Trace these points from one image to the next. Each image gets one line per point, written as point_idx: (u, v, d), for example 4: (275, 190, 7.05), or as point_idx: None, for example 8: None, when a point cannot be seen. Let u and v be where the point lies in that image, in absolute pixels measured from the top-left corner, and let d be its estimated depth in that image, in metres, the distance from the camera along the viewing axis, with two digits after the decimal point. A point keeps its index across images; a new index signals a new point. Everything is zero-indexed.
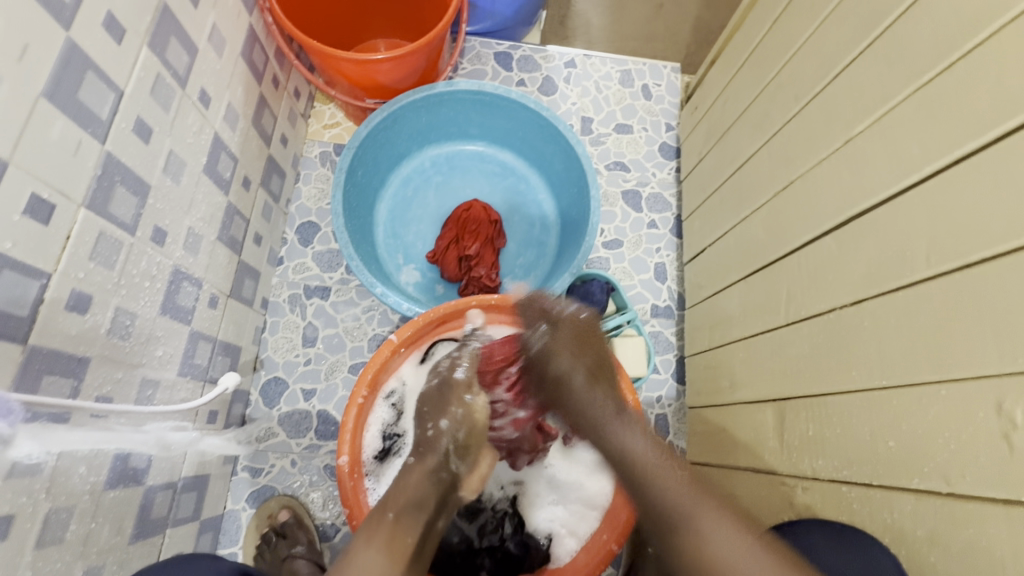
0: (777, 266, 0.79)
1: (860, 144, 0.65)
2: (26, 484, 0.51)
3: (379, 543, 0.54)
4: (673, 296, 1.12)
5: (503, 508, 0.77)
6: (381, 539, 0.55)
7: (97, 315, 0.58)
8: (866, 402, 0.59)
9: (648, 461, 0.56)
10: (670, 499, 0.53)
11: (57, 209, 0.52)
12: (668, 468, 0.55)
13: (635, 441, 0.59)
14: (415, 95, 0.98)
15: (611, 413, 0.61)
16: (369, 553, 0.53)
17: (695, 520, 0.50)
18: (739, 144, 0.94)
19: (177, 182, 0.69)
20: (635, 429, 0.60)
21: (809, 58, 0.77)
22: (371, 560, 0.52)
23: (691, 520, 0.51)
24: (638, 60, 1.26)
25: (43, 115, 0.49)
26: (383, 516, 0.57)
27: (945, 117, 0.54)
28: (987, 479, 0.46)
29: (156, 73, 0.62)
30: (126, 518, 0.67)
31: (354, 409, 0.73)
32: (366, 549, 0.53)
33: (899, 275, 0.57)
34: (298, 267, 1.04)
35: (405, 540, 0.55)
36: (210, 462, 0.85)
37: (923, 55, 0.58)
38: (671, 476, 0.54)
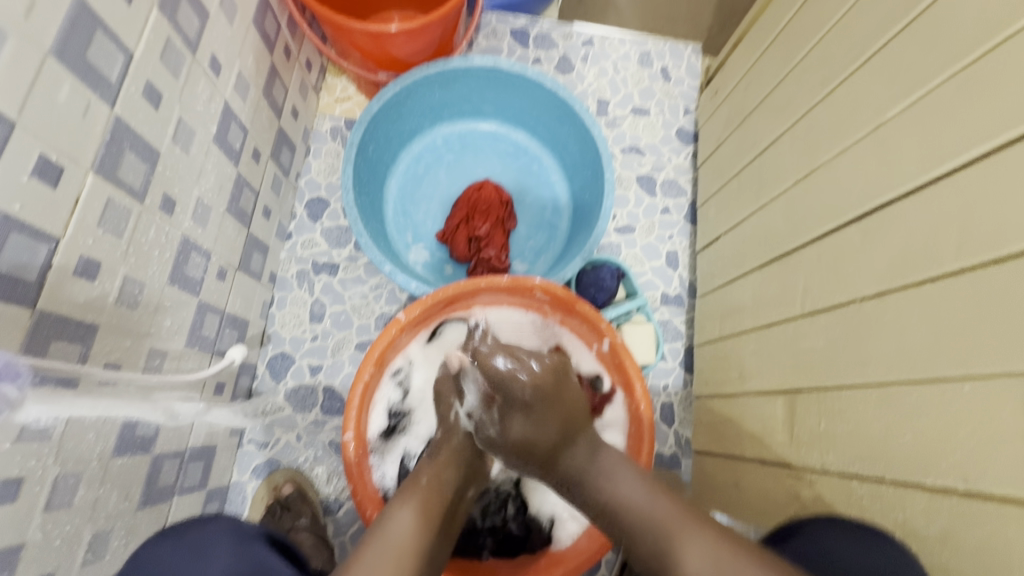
0: (795, 256, 0.77)
1: (889, 131, 0.63)
2: (35, 448, 0.51)
3: (413, 503, 0.57)
4: (684, 284, 1.10)
5: (507, 489, 0.76)
6: (416, 500, 0.57)
7: (105, 283, 0.57)
8: (882, 398, 0.58)
9: (637, 510, 0.55)
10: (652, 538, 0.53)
11: (65, 172, 0.51)
12: (656, 500, 0.56)
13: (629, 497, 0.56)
14: (429, 70, 0.96)
15: (588, 462, 0.60)
16: (404, 514, 0.55)
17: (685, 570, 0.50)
18: (760, 130, 0.91)
19: (186, 151, 0.68)
20: (620, 473, 0.59)
21: (841, 39, 0.74)
22: (407, 517, 0.55)
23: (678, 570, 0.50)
24: (658, 41, 1.22)
25: (51, 74, 0.48)
26: (418, 483, 0.60)
27: (983, 105, 0.52)
28: (1007, 478, 0.45)
29: (166, 37, 0.61)
30: (133, 485, 0.67)
31: (360, 386, 0.72)
32: (400, 508, 0.56)
33: (924, 269, 0.56)
34: (307, 242, 1.04)
35: (436, 508, 0.58)
36: (218, 433, 0.86)
37: (963, 38, 0.55)
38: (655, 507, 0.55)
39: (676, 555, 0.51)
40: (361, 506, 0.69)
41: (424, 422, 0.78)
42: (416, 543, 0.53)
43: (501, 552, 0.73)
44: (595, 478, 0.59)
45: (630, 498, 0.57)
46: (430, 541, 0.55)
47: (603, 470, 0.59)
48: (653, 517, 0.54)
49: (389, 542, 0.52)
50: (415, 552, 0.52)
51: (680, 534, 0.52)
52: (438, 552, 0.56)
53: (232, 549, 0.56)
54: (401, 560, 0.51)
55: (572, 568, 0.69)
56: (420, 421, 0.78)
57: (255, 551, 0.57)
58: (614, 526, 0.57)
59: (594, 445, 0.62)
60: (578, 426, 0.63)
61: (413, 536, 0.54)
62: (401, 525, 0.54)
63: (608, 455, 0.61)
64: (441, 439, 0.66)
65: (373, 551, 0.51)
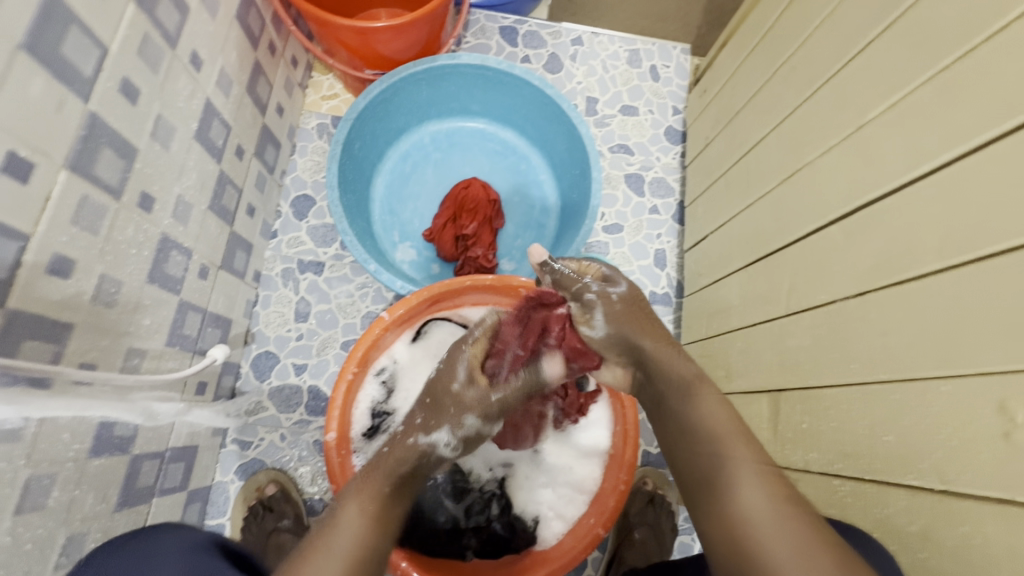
0: (780, 256, 0.78)
1: (873, 131, 0.63)
2: (6, 449, 0.50)
3: (362, 502, 0.54)
4: (672, 284, 1.10)
5: (492, 488, 0.77)
6: (363, 498, 0.54)
7: (80, 281, 0.56)
8: (864, 397, 0.59)
9: (715, 434, 0.53)
10: (710, 463, 0.51)
11: (37, 168, 0.50)
12: (729, 428, 0.53)
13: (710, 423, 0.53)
14: (416, 67, 0.95)
15: (686, 383, 0.57)
16: (352, 510, 0.53)
17: (733, 493, 0.48)
18: (748, 130, 0.91)
19: (166, 148, 0.67)
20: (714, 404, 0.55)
21: (825, 41, 0.74)
22: (357, 522, 0.52)
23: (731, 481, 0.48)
24: (647, 40, 1.22)
25: (23, 69, 0.47)
26: (372, 481, 0.56)
27: (963, 109, 0.52)
28: (984, 477, 0.45)
29: (144, 31, 0.60)
30: (111, 486, 0.66)
31: (343, 385, 0.72)
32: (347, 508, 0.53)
33: (905, 269, 0.56)
34: (292, 240, 1.03)
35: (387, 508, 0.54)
36: (200, 434, 0.85)
37: (944, 39, 0.55)
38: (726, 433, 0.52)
39: (732, 480, 0.48)
40: None
41: None
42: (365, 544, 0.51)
43: (484, 553, 0.72)
44: (689, 397, 0.56)
45: (712, 424, 0.54)
46: (380, 541, 0.52)
47: (692, 395, 0.56)
48: (727, 441, 0.52)
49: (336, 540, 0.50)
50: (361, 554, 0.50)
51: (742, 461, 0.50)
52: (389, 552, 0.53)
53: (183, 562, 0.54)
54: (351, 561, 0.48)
55: (557, 568, 0.68)
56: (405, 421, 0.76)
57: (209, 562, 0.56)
58: (680, 449, 0.55)
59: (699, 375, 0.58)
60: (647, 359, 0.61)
61: (362, 537, 0.51)
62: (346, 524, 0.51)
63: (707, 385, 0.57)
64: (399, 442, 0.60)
65: (323, 552, 0.48)
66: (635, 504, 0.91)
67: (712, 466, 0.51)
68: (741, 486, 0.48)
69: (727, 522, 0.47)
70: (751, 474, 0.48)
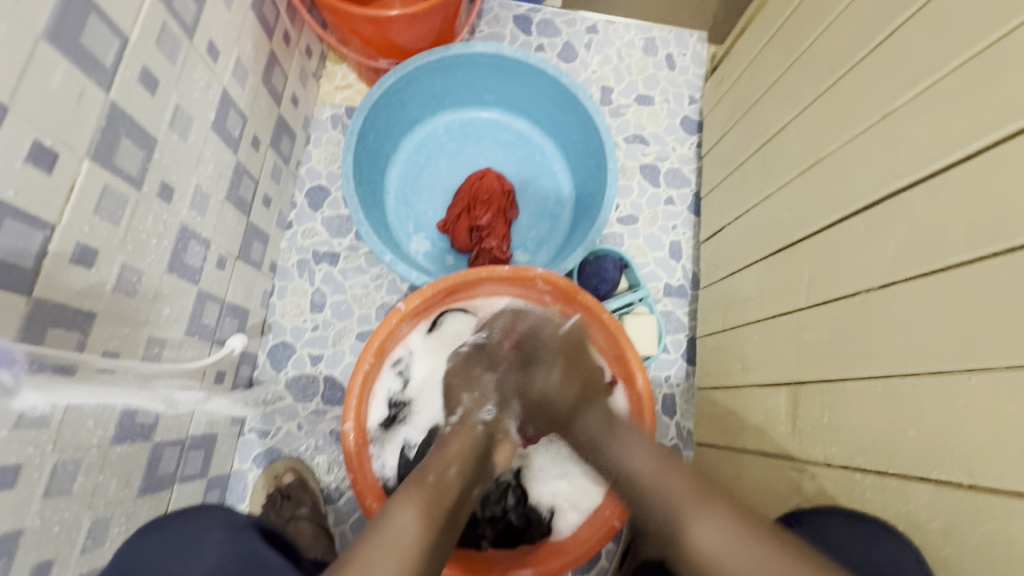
0: (800, 247, 0.76)
1: (901, 118, 0.61)
2: (34, 436, 0.51)
3: (416, 502, 0.53)
4: (687, 276, 1.09)
5: (507, 479, 0.76)
6: (418, 500, 0.53)
7: (102, 270, 0.57)
8: (886, 390, 0.58)
9: (646, 476, 0.57)
10: (662, 507, 0.54)
11: (60, 158, 0.50)
12: (668, 476, 0.56)
13: (652, 478, 0.56)
14: (430, 57, 0.94)
15: (609, 433, 0.63)
16: (408, 516, 0.51)
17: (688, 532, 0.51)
18: (767, 119, 0.90)
19: (184, 138, 0.67)
20: (632, 443, 0.61)
21: (849, 25, 0.72)
22: (410, 517, 0.51)
23: (684, 525, 0.52)
24: (663, 28, 1.20)
25: (43, 59, 0.47)
26: (422, 480, 0.56)
27: (995, 96, 0.50)
28: (1014, 474, 0.44)
29: (162, 21, 0.60)
30: (134, 473, 0.67)
31: (360, 376, 0.72)
32: (405, 510, 0.51)
33: (934, 259, 0.54)
34: (307, 231, 1.03)
35: (440, 507, 0.53)
36: (219, 422, 0.86)
37: (974, 24, 0.54)
38: (671, 486, 0.55)
39: (685, 521, 0.52)
40: (361, 495, 0.69)
41: (424, 412, 0.78)
42: (421, 546, 0.49)
43: (501, 542, 0.73)
44: (608, 444, 0.62)
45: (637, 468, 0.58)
46: (435, 542, 0.51)
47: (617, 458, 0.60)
48: (680, 500, 0.53)
49: (387, 540, 0.49)
50: (416, 555, 0.49)
51: (696, 515, 0.52)
52: (443, 554, 0.52)
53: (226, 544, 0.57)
54: (401, 559, 0.47)
55: (574, 558, 0.69)
56: (420, 411, 0.78)
57: (251, 543, 0.58)
58: (633, 499, 0.58)
59: (607, 416, 0.65)
60: (594, 395, 0.67)
61: (417, 535, 0.50)
62: (402, 526, 0.50)
63: (622, 424, 0.64)
64: (451, 436, 0.64)
65: (372, 547, 0.48)
66: None
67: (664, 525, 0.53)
68: (699, 540, 0.50)
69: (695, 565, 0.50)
70: (710, 520, 0.51)
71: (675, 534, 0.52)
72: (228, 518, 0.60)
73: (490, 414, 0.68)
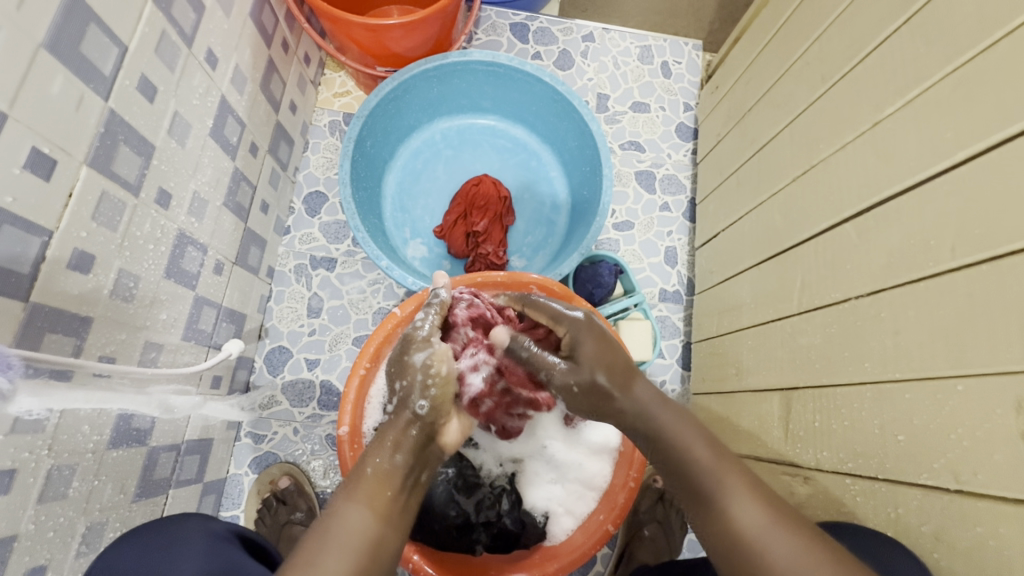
0: (793, 253, 0.77)
1: (890, 127, 0.62)
2: (29, 440, 0.51)
3: (360, 494, 0.50)
4: (682, 281, 1.10)
5: (501, 484, 0.77)
6: (362, 492, 0.51)
7: (100, 276, 0.57)
8: (877, 396, 0.58)
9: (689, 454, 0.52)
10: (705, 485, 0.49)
11: (59, 164, 0.51)
12: (695, 444, 0.52)
13: (683, 448, 0.52)
14: (427, 64, 0.95)
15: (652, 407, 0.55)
16: (352, 511, 0.49)
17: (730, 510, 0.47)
18: (760, 126, 0.91)
19: (182, 144, 0.68)
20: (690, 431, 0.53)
21: (840, 34, 0.73)
22: (353, 513, 0.49)
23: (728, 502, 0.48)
24: (659, 36, 1.21)
25: (44, 68, 0.48)
26: (363, 471, 0.53)
27: (979, 106, 0.51)
28: (1001, 479, 0.45)
29: (161, 30, 0.61)
30: (129, 477, 0.68)
31: (355, 380, 0.72)
32: (349, 507, 0.49)
33: (923, 266, 0.55)
34: (304, 236, 1.04)
35: (386, 495, 0.51)
36: (214, 427, 0.86)
37: (960, 36, 0.55)
38: (700, 456, 0.51)
39: (726, 499, 0.48)
40: None
41: None
42: (368, 538, 0.48)
43: (495, 548, 0.72)
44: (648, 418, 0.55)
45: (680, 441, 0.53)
46: (384, 533, 0.49)
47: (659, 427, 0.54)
48: (716, 473, 0.50)
49: (333, 539, 0.47)
50: (361, 549, 0.47)
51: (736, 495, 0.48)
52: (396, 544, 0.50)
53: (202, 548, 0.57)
54: (346, 554, 0.46)
55: (568, 564, 0.69)
56: None
57: (228, 551, 0.59)
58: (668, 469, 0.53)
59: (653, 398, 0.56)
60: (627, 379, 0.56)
61: (363, 532, 0.48)
62: (348, 523, 0.48)
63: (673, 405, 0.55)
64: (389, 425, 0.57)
65: (316, 546, 0.47)
66: (645, 500, 0.92)
67: (705, 495, 0.49)
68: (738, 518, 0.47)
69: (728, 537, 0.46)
70: (748, 498, 0.48)
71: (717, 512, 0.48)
72: (204, 526, 0.61)
73: (425, 410, 0.57)
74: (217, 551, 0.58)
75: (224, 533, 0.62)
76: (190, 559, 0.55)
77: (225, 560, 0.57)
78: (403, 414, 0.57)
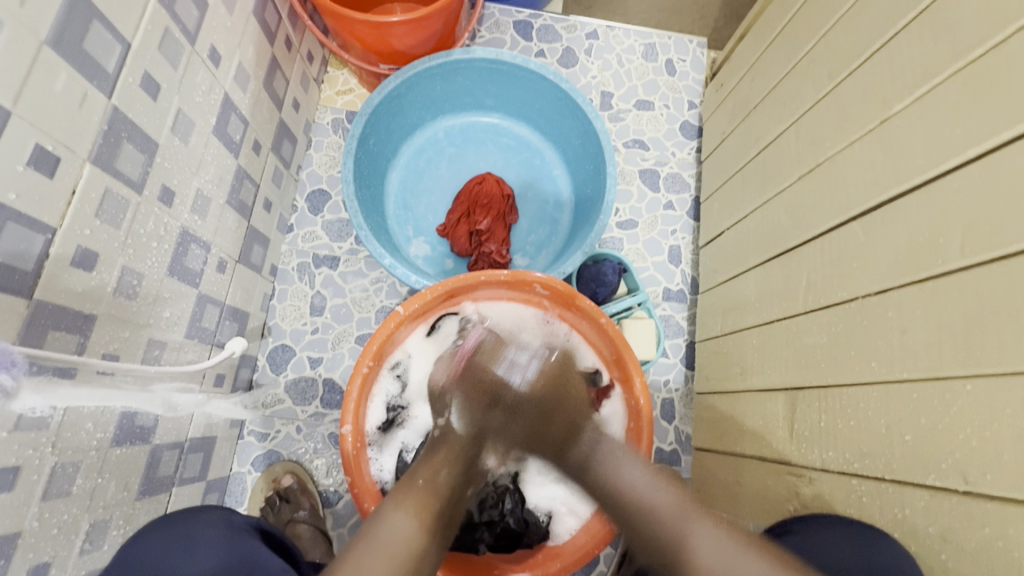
0: (798, 252, 0.76)
1: (898, 124, 0.62)
2: (32, 437, 0.51)
3: (409, 503, 0.54)
4: (686, 280, 1.09)
5: (505, 482, 0.75)
6: (409, 503, 0.54)
7: (103, 273, 0.57)
8: (884, 395, 0.58)
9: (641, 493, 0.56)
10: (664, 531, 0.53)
11: (62, 161, 0.51)
12: (658, 492, 0.56)
13: (650, 499, 0.55)
14: (430, 62, 0.95)
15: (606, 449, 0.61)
16: (399, 520, 0.52)
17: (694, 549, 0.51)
18: (765, 124, 0.90)
19: (185, 142, 0.68)
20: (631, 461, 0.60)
21: (847, 31, 0.72)
22: (402, 523, 0.52)
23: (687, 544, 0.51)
24: (663, 33, 1.20)
25: (46, 64, 0.48)
26: (413, 483, 0.57)
27: (988, 103, 0.51)
28: (1009, 480, 0.44)
29: (164, 27, 0.60)
30: (133, 475, 0.68)
31: (359, 378, 0.72)
32: (396, 514, 0.52)
33: (930, 265, 0.55)
34: (307, 235, 1.04)
35: (431, 508, 0.54)
36: (217, 425, 0.86)
37: (969, 32, 0.54)
38: (661, 502, 0.55)
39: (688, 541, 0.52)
40: (359, 499, 0.69)
41: (422, 416, 0.78)
42: (414, 549, 0.51)
43: (498, 547, 0.72)
44: (601, 461, 0.60)
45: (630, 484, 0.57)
46: (428, 545, 0.52)
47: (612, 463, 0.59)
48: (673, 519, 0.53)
49: (381, 549, 0.49)
50: (409, 559, 0.50)
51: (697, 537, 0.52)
52: (437, 555, 0.53)
53: (220, 544, 0.57)
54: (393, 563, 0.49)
55: (572, 563, 0.69)
56: (418, 415, 0.78)
57: (247, 545, 0.58)
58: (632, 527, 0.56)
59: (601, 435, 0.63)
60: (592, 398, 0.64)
61: (411, 542, 0.51)
62: (395, 531, 0.51)
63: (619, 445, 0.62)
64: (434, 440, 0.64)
65: (364, 556, 0.49)
66: None
67: (667, 547, 0.52)
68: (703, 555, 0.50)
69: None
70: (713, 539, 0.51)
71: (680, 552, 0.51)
72: (222, 517, 0.60)
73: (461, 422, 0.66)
74: (236, 546, 0.57)
75: (244, 525, 0.61)
76: (205, 554, 0.55)
77: (242, 557, 0.56)
78: (447, 431, 0.65)
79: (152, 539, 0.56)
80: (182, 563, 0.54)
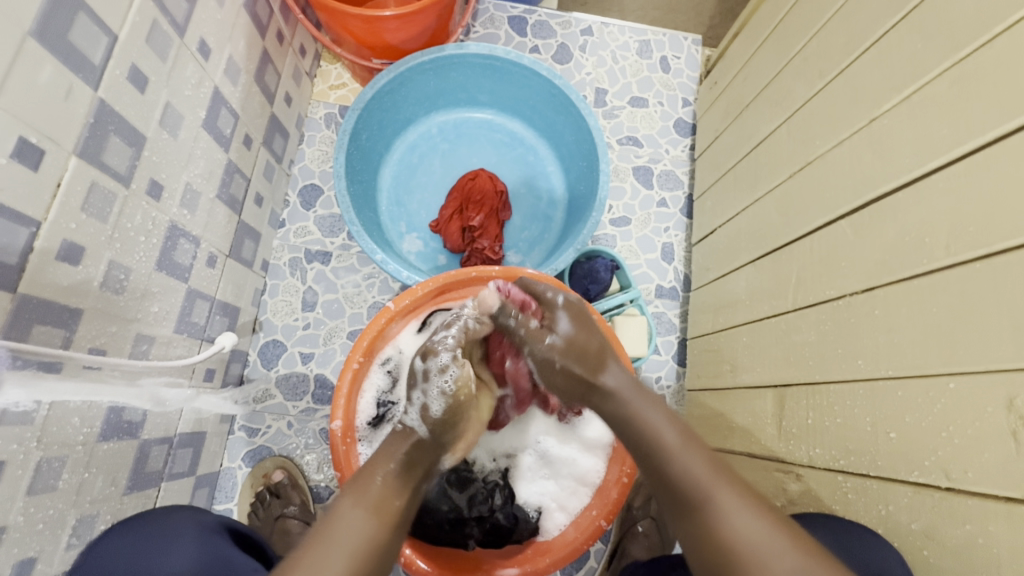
0: (789, 250, 0.77)
1: (887, 123, 0.62)
2: (17, 432, 0.51)
3: (368, 502, 0.54)
4: (679, 277, 1.10)
5: (494, 479, 0.76)
6: (369, 499, 0.54)
7: (89, 267, 0.57)
8: (869, 393, 0.58)
9: (669, 445, 0.55)
10: (690, 484, 0.52)
11: (47, 154, 0.50)
12: (690, 452, 0.54)
13: (675, 450, 0.54)
14: (423, 57, 0.94)
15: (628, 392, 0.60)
16: (355, 514, 0.52)
17: (715, 508, 0.50)
18: (758, 122, 0.90)
19: (174, 136, 0.67)
20: (656, 406, 0.59)
21: (839, 30, 0.73)
22: (358, 517, 0.52)
23: (714, 507, 0.50)
24: (657, 30, 1.20)
25: (30, 56, 0.47)
26: (372, 477, 0.56)
27: (975, 104, 0.51)
28: (990, 476, 0.45)
29: (152, 19, 0.60)
30: (120, 470, 0.67)
31: (348, 374, 0.72)
32: (353, 509, 0.52)
33: (916, 263, 0.55)
34: (299, 230, 1.03)
35: (391, 504, 0.54)
36: (207, 420, 0.86)
37: (956, 33, 0.54)
38: (694, 464, 0.53)
39: (712, 501, 0.50)
40: None
41: None
42: (370, 540, 0.51)
43: (488, 542, 0.72)
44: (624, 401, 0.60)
45: (655, 428, 0.57)
46: (387, 539, 0.52)
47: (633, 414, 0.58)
48: (702, 482, 0.52)
49: (337, 543, 0.49)
50: (367, 552, 0.50)
51: (720, 502, 0.50)
52: (394, 549, 0.53)
53: (196, 544, 0.57)
54: (349, 559, 0.49)
55: (561, 558, 0.69)
56: None
57: (221, 546, 0.58)
58: (655, 471, 0.55)
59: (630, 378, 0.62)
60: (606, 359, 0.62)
61: (367, 535, 0.51)
62: (351, 524, 0.51)
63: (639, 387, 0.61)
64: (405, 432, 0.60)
65: (319, 550, 0.49)
66: (637, 498, 0.91)
67: (687, 501, 0.51)
68: (723, 519, 0.49)
69: (709, 545, 0.49)
70: (738, 509, 0.49)
71: (702, 510, 0.50)
72: (196, 518, 0.60)
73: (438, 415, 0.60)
74: (211, 547, 0.58)
75: (217, 525, 0.61)
76: (181, 553, 0.56)
77: (217, 557, 0.57)
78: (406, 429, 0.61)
79: (124, 540, 0.56)
80: (156, 561, 0.54)
